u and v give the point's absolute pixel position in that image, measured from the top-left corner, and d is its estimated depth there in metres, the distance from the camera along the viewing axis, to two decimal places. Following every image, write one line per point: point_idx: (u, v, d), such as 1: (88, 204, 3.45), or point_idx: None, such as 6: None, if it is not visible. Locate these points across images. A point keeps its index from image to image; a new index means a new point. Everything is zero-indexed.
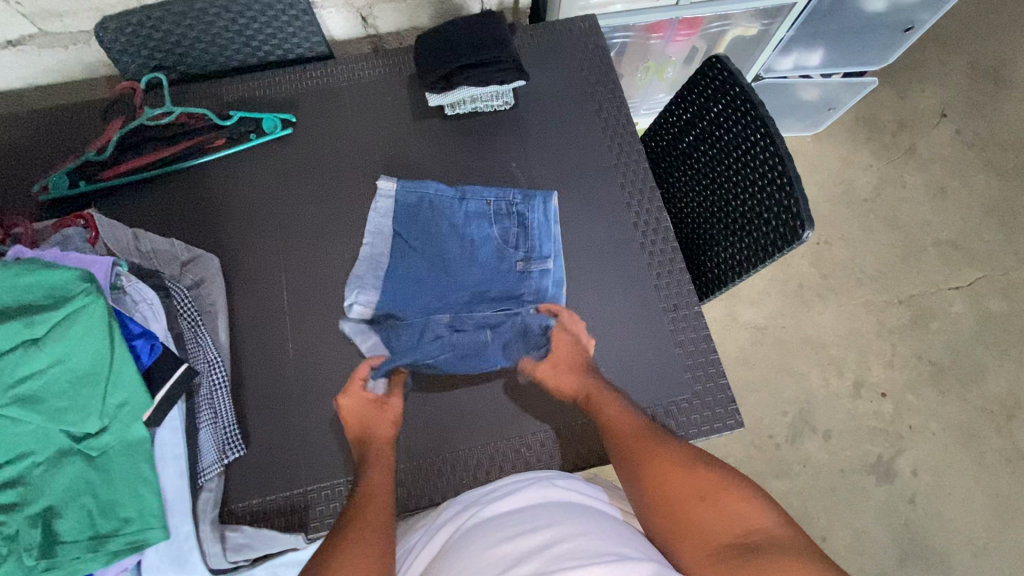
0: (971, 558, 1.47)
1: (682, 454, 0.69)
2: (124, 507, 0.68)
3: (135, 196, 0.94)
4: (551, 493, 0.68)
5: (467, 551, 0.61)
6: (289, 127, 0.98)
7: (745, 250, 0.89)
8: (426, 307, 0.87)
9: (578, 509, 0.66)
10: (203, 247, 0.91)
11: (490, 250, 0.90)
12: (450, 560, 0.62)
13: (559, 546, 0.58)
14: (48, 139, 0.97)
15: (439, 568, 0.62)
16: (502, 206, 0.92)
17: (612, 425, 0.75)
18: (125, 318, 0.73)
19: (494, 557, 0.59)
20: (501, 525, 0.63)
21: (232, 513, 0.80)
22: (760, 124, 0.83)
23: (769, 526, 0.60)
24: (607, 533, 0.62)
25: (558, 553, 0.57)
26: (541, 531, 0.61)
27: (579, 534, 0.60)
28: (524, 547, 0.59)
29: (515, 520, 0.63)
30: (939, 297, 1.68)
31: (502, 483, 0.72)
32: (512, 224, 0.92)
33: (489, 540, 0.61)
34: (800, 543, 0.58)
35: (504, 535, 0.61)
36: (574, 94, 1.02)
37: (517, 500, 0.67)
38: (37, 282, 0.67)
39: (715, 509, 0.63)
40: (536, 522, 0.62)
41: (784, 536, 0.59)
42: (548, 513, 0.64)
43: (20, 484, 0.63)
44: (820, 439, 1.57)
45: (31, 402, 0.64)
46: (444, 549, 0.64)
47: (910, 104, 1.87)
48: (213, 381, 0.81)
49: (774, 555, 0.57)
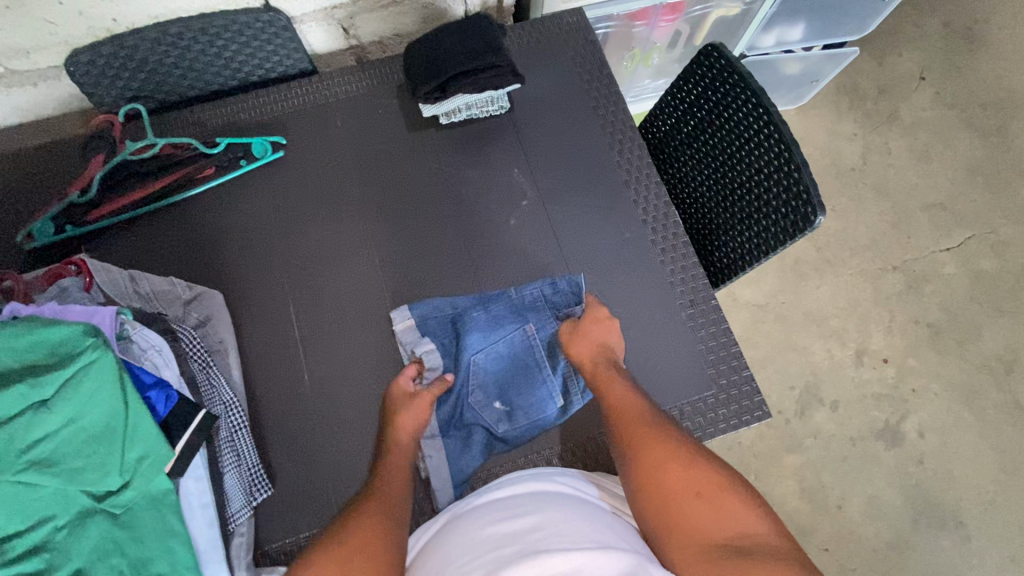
0: (981, 512, 1.51)
1: (682, 442, 0.67)
2: (156, 562, 0.66)
3: (126, 235, 0.90)
4: (546, 483, 0.68)
5: (459, 533, 0.61)
6: (280, 149, 0.95)
7: (755, 237, 0.87)
8: (462, 391, 0.82)
9: (572, 499, 0.65)
10: (204, 283, 0.88)
11: (518, 340, 0.84)
12: (440, 549, 0.61)
13: (544, 530, 0.57)
14: (27, 182, 0.93)
15: (430, 552, 0.62)
16: (525, 303, 0.86)
17: (617, 408, 0.73)
18: (135, 368, 0.71)
19: (481, 539, 0.58)
20: (492, 512, 0.62)
21: (265, 555, 0.78)
22: (763, 111, 0.82)
23: (762, 532, 0.60)
24: (595, 523, 0.60)
25: (541, 536, 0.56)
26: (529, 517, 0.60)
27: (567, 521, 0.59)
28: (511, 528, 0.59)
29: (507, 507, 0.63)
30: (931, 260, 1.71)
31: (503, 477, 0.72)
32: (541, 315, 0.86)
33: (479, 525, 0.61)
34: (790, 553, 0.58)
35: (492, 519, 0.61)
36: (570, 93, 1.00)
37: (511, 489, 0.67)
38: (38, 341, 0.65)
39: (709, 506, 0.61)
40: (525, 508, 0.62)
41: (775, 545, 0.59)
42: (539, 501, 0.63)
43: (44, 550, 0.60)
44: (828, 410, 1.59)
45: (47, 466, 0.61)
46: (439, 539, 0.64)
47: (889, 70, 1.88)
48: (232, 422, 0.79)
49: (763, 560, 0.56)
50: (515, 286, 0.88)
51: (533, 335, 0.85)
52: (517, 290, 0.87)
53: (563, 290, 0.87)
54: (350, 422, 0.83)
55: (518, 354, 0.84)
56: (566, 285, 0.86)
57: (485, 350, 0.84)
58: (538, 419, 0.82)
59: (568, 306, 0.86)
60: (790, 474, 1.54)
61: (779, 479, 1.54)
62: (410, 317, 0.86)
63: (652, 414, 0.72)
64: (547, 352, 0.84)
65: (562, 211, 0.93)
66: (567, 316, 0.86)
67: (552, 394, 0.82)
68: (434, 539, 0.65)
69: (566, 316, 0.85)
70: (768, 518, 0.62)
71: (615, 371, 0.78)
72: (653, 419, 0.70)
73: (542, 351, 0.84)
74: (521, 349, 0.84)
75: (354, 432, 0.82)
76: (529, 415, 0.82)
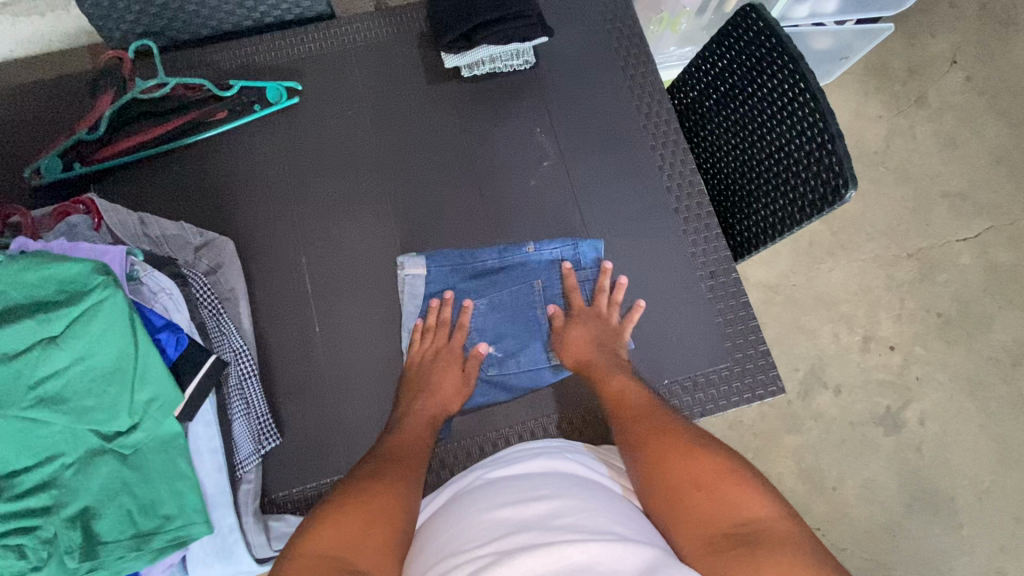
0: (975, 500, 1.52)
1: (686, 434, 0.66)
2: (163, 504, 0.66)
3: (136, 177, 0.88)
4: (561, 463, 0.66)
5: (469, 514, 0.59)
6: (295, 95, 0.92)
7: (779, 211, 0.84)
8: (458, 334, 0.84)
9: (586, 482, 0.64)
10: (215, 230, 0.86)
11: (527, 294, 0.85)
12: (449, 524, 0.60)
13: (561, 517, 0.56)
14: (33, 117, 0.90)
15: (440, 530, 0.60)
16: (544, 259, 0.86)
17: (620, 404, 0.73)
18: (146, 311, 0.70)
19: (492, 522, 0.56)
20: (503, 493, 0.61)
21: (272, 502, 0.79)
22: (799, 78, 0.77)
23: (771, 519, 0.56)
24: (612, 511, 0.59)
25: (558, 524, 0.54)
26: (544, 501, 0.58)
27: (583, 508, 0.57)
28: (524, 514, 0.56)
29: (519, 489, 0.61)
30: (947, 249, 1.68)
31: (514, 453, 0.70)
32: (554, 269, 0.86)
33: (489, 506, 0.59)
34: (802, 541, 0.54)
35: (505, 502, 0.59)
36: (599, 51, 0.96)
37: (524, 469, 0.65)
38: (48, 276, 0.64)
39: (713, 497, 0.59)
40: (540, 491, 0.60)
41: (785, 532, 0.55)
42: (554, 484, 0.61)
43: (53, 487, 0.61)
44: (831, 394, 1.59)
45: (54, 403, 0.61)
46: (448, 514, 0.62)
47: (921, 51, 1.81)
48: (242, 370, 0.78)
49: (771, 549, 0.53)
50: (533, 241, 0.87)
51: (539, 291, 0.85)
52: (535, 247, 0.86)
53: (584, 255, 0.86)
54: (360, 377, 0.82)
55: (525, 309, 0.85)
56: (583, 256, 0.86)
57: (489, 297, 0.85)
58: (530, 373, 0.83)
59: (582, 271, 0.86)
60: (788, 454, 1.55)
61: (777, 459, 1.55)
62: (423, 269, 0.85)
63: (657, 408, 0.71)
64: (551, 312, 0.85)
65: (584, 175, 0.90)
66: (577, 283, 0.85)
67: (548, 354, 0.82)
68: (443, 513, 0.63)
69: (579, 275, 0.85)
70: (777, 503, 0.58)
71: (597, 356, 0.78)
72: (657, 414, 0.70)
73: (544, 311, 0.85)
74: (527, 305, 0.85)
75: (364, 387, 0.82)
76: (524, 368, 0.83)
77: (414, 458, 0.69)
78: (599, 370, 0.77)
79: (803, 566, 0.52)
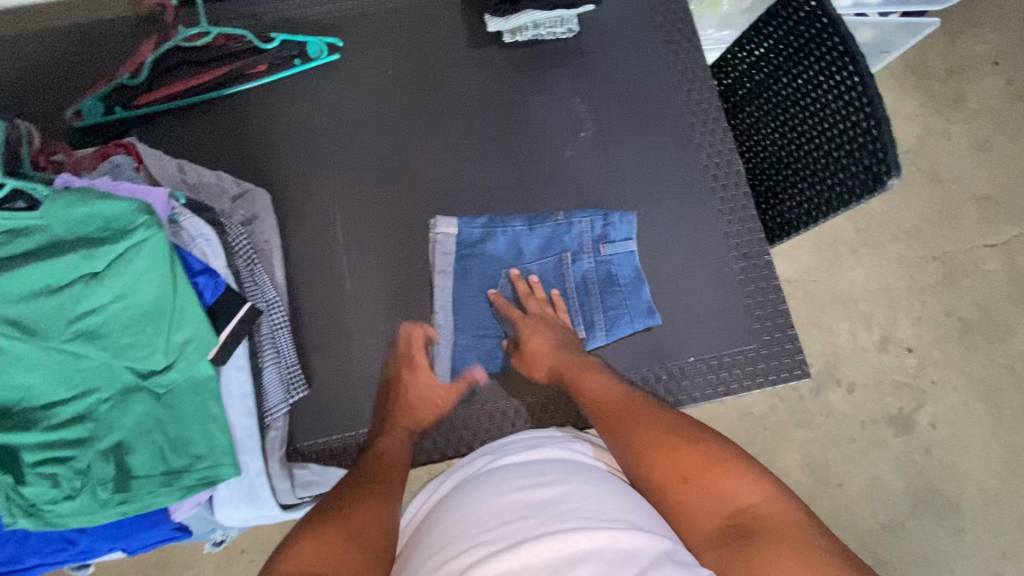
0: (982, 506, 1.41)
1: (665, 424, 0.65)
2: (195, 443, 0.68)
3: (174, 125, 0.88)
4: (569, 450, 0.64)
5: (473, 497, 0.57)
6: (335, 52, 0.91)
7: (816, 197, 0.84)
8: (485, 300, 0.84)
9: (595, 469, 0.62)
10: (251, 182, 0.87)
11: (556, 265, 0.85)
12: (453, 510, 0.58)
13: (567, 503, 0.54)
14: (75, 65, 0.90)
15: (444, 515, 0.58)
16: (578, 229, 0.85)
17: (598, 400, 0.70)
18: (184, 253, 0.70)
19: (495, 507, 0.55)
20: (509, 477, 0.59)
21: (297, 451, 0.80)
22: (849, 60, 0.76)
23: (761, 503, 0.57)
24: (620, 497, 0.57)
25: (564, 511, 0.53)
26: (551, 486, 0.56)
27: (591, 493, 0.56)
28: (528, 499, 0.55)
29: (526, 473, 0.59)
30: (972, 254, 1.56)
31: (518, 438, 0.68)
32: (585, 239, 0.85)
33: (493, 491, 0.57)
34: (795, 520, 0.55)
35: (510, 486, 0.57)
36: (644, 25, 0.95)
37: (532, 454, 0.63)
38: (91, 213, 0.65)
39: (704, 491, 0.58)
40: (547, 475, 0.58)
41: (777, 514, 0.55)
42: (561, 469, 0.60)
43: (89, 420, 0.63)
44: (843, 392, 1.48)
45: (94, 338, 0.63)
46: (452, 498, 0.60)
47: (962, 52, 1.69)
48: (273, 321, 0.79)
49: (769, 539, 0.53)
50: (564, 211, 0.87)
51: (567, 264, 0.85)
52: (565, 218, 0.86)
53: (616, 228, 0.85)
54: (389, 335, 0.83)
55: (553, 279, 0.85)
56: (615, 230, 0.85)
57: (517, 266, 0.85)
58: None
59: (614, 245, 0.84)
60: (796, 448, 1.45)
61: (783, 454, 1.44)
62: (454, 228, 0.85)
63: (632, 399, 0.69)
64: (577, 286, 0.84)
65: (620, 148, 0.90)
66: (606, 257, 0.84)
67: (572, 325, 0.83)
68: (447, 497, 0.61)
69: (608, 249, 0.84)
70: (763, 483, 0.58)
71: (570, 363, 0.76)
72: (632, 406, 0.68)
73: (571, 282, 0.84)
74: (555, 275, 0.85)
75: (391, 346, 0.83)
76: None
77: (399, 471, 0.68)
78: (568, 376, 0.75)
79: (801, 548, 0.52)
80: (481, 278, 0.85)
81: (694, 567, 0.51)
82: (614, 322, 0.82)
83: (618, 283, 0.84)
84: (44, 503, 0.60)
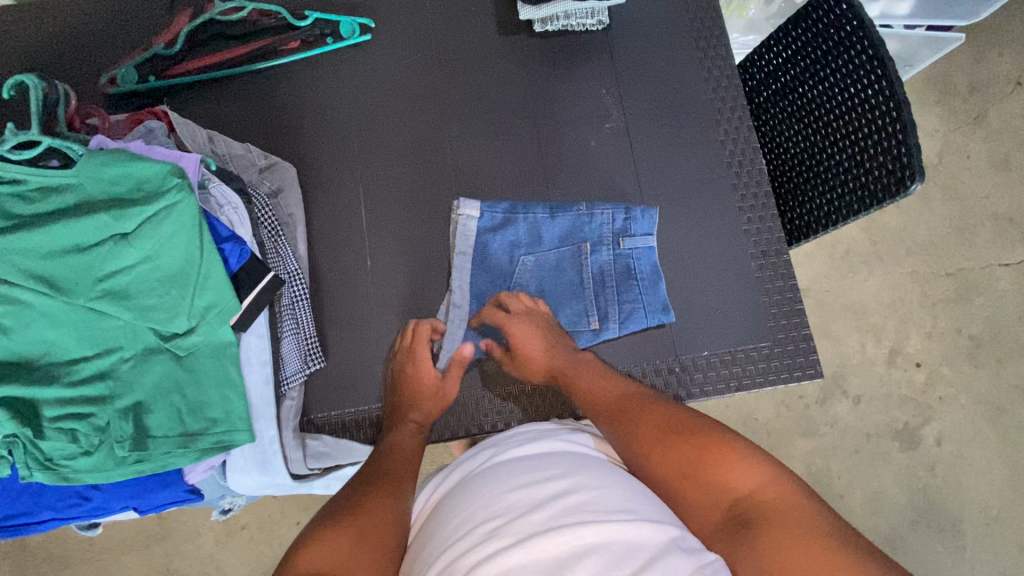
0: (983, 525, 1.39)
1: (664, 417, 0.64)
2: (211, 408, 0.68)
3: (206, 96, 0.90)
4: (571, 444, 0.62)
5: (477, 495, 0.55)
6: (367, 33, 0.93)
7: (838, 199, 0.83)
8: (501, 285, 0.84)
9: (600, 462, 0.60)
10: (279, 156, 0.88)
11: (575, 255, 0.85)
12: (455, 508, 0.55)
13: (574, 495, 0.52)
14: (108, 35, 0.92)
15: (447, 514, 0.55)
16: (601, 220, 0.85)
17: (597, 398, 0.70)
18: (212, 219, 0.72)
19: (499, 503, 0.52)
20: (513, 472, 0.56)
21: (311, 422, 0.81)
22: (878, 64, 0.76)
23: (765, 490, 0.56)
24: (625, 488, 0.54)
25: (571, 503, 0.50)
26: (557, 480, 0.54)
27: (596, 486, 0.53)
28: (534, 494, 0.52)
29: (530, 467, 0.57)
30: (986, 272, 1.51)
31: (519, 432, 0.66)
32: (607, 227, 0.85)
33: (496, 486, 0.55)
34: (800, 504, 0.54)
35: (513, 482, 0.54)
36: (674, 21, 0.96)
37: (535, 449, 0.61)
38: (123, 174, 0.66)
39: (707, 481, 0.58)
40: (552, 470, 0.56)
41: (781, 498, 0.54)
42: (567, 463, 0.57)
43: (110, 378, 0.64)
44: (850, 403, 1.45)
45: (119, 297, 0.64)
46: (455, 496, 0.58)
47: (986, 69, 1.61)
48: (294, 292, 0.80)
49: (774, 525, 0.52)
50: (586, 202, 0.87)
51: (586, 254, 0.85)
52: (587, 208, 0.86)
53: (637, 222, 0.85)
54: (406, 313, 0.84)
55: (570, 269, 0.85)
56: (637, 224, 0.85)
57: (536, 253, 0.85)
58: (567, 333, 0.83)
59: (634, 239, 0.84)
60: (799, 457, 1.43)
61: (786, 461, 1.42)
62: (476, 211, 0.85)
63: (629, 396, 0.69)
64: (594, 277, 0.84)
65: (643, 141, 0.90)
66: (626, 250, 0.84)
67: (587, 316, 0.83)
68: (449, 496, 0.59)
69: (626, 241, 0.84)
70: (765, 468, 0.57)
71: (572, 363, 0.76)
72: (633, 402, 0.68)
73: (588, 272, 0.84)
74: (574, 264, 0.85)
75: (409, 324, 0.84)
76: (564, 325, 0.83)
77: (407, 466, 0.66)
78: (566, 374, 0.75)
79: (803, 530, 0.51)
80: (500, 262, 0.85)
81: (700, 552, 0.49)
82: (628, 316, 0.82)
83: (635, 277, 0.84)
84: (61, 457, 0.62)
